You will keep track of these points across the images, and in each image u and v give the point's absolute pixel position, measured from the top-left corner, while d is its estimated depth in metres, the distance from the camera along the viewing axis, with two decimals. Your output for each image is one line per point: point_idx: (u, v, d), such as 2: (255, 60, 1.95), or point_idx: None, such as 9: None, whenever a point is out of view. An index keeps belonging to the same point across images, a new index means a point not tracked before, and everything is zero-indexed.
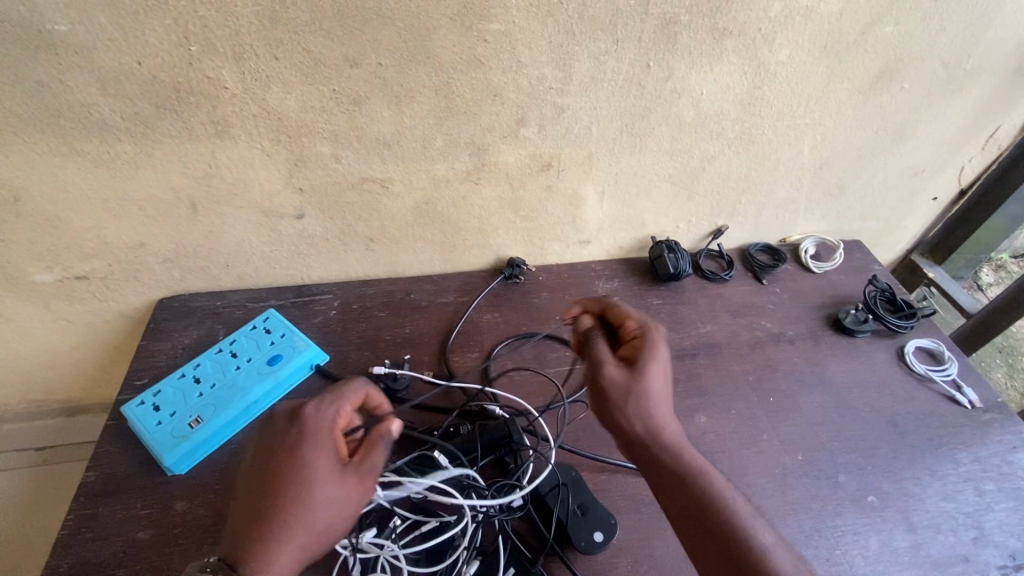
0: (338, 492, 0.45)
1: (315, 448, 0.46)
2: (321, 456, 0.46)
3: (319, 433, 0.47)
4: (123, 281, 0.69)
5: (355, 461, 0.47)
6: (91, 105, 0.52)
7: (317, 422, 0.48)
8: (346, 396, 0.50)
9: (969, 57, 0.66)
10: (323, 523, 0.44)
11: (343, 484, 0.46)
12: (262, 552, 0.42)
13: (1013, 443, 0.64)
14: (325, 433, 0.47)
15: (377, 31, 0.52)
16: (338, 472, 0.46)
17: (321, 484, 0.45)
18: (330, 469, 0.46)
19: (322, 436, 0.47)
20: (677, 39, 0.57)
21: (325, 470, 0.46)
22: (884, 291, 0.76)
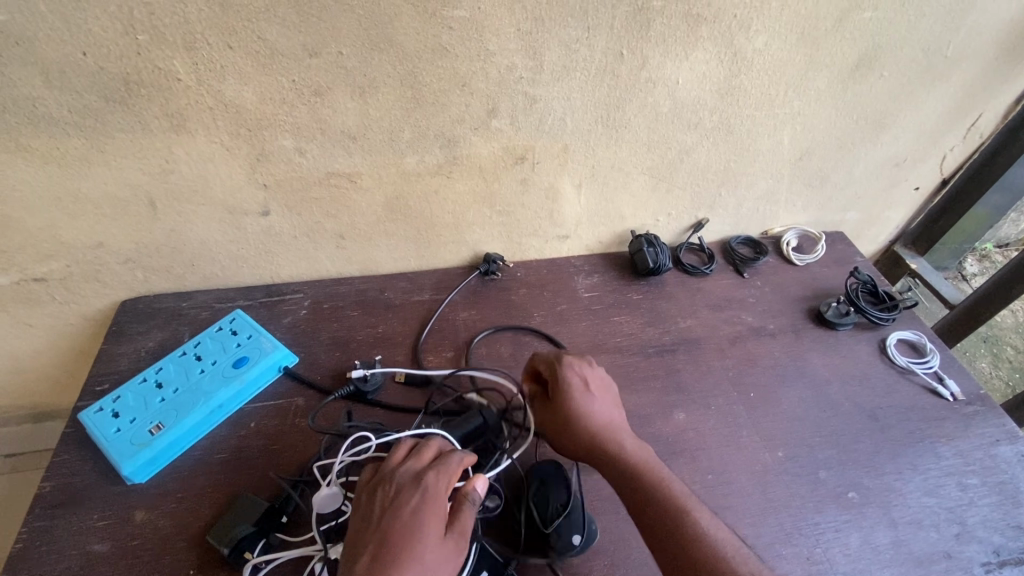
0: (442, 559, 0.43)
1: (426, 513, 0.44)
2: (430, 524, 0.44)
3: (432, 500, 0.45)
4: (83, 283, 0.67)
5: (451, 530, 0.44)
6: (35, 99, 0.50)
7: (430, 489, 0.45)
8: (459, 467, 0.47)
9: (949, 45, 0.65)
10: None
11: (441, 553, 0.43)
12: None
13: (996, 436, 0.63)
14: (439, 500, 0.45)
15: (337, 19, 0.49)
16: (441, 540, 0.43)
17: (427, 551, 0.42)
18: (434, 535, 0.43)
19: (434, 505, 0.45)
20: (651, 26, 0.55)
21: (431, 535, 0.43)
22: (865, 283, 0.75)
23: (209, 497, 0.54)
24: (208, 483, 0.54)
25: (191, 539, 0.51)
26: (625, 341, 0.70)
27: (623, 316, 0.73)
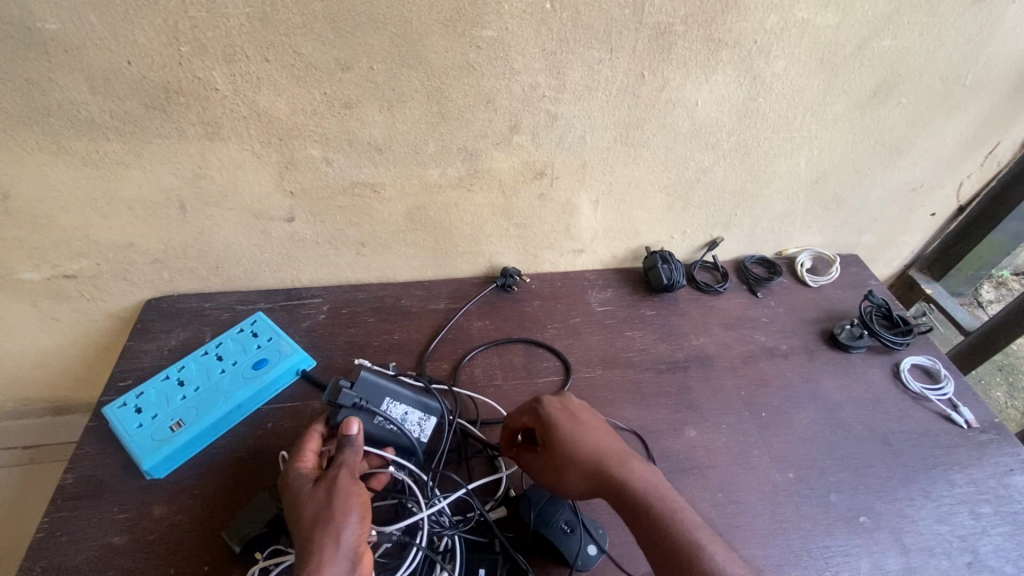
0: (321, 505, 0.44)
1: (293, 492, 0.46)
2: (304, 493, 0.46)
3: (294, 479, 0.47)
4: (112, 280, 0.69)
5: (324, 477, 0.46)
6: (79, 104, 0.52)
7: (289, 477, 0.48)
8: (303, 445, 0.50)
9: (967, 73, 0.65)
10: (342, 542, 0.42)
11: (322, 497, 0.45)
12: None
13: (1010, 465, 0.63)
14: (299, 476, 0.47)
15: (370, 35, 0.51)
16: (314, 494, 0.45)
17: (305, 509, 0.44)
18: (310, 490, 0.46)
19: (298, 480, 0.47)
20: (672, 50, 0.57)
21: (304, 496, 0.45)
22: (880, 306, 0.75)
23: (225, 494, 0.55)
24: (224, 481, 0.56)
25: (206, 534, 0.52)
26: (637, 357, 0.71)
27: (636, 331, 0.74)
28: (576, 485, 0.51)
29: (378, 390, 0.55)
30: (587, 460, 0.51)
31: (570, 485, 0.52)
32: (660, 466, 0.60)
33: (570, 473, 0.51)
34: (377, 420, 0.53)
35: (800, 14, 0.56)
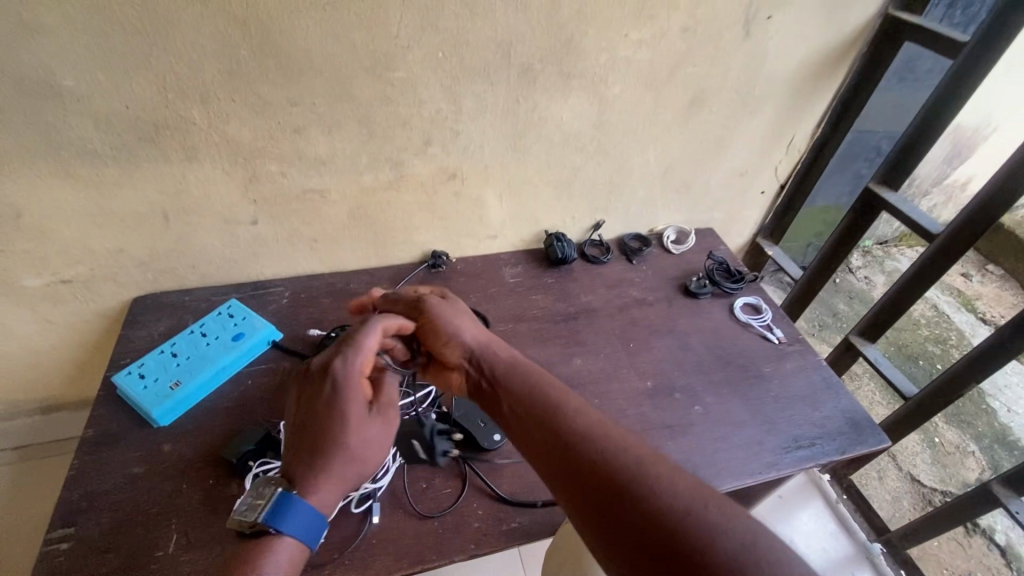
0: (373, 432, 0.59)
1: (350, 395, 0.59)
2: (358, 402, 0.59)
3: (354, 387, 0.60)
4: (103, 282, 0.84)
5: (379, 405, 0.61)
6: (86, 140, 0.68)
7: (344, 370, 0.60)
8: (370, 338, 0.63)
9: (755, 87, 0.90)
10: (365, 460, 0.58)
11: (376, 424, 0.60)
12: (325, 478, 0.55)
13: (804, 366, 0.88)
14: (358, 385, 0.60)
15: (310, 80, 0.70)
16: (370, 417, 0.59)
17: (365, 432, 0.58)
18: (366, 413, 0.59)
19: (356, 388, 0.60)
20: (536, 81, 0.78)
21: (365, 417, 0.59)
22: (720, 264, 1.01)
23: (220, 431, 0.71)
24: (219, 423, 0.72)
25: (209, 458, 0.68)
26: (539, 312, 0.92)
27: (539, 295, 0.95)
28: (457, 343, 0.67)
29: None
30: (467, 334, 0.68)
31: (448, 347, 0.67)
32: None
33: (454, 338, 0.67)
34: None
35: (623, 54, 0.79)
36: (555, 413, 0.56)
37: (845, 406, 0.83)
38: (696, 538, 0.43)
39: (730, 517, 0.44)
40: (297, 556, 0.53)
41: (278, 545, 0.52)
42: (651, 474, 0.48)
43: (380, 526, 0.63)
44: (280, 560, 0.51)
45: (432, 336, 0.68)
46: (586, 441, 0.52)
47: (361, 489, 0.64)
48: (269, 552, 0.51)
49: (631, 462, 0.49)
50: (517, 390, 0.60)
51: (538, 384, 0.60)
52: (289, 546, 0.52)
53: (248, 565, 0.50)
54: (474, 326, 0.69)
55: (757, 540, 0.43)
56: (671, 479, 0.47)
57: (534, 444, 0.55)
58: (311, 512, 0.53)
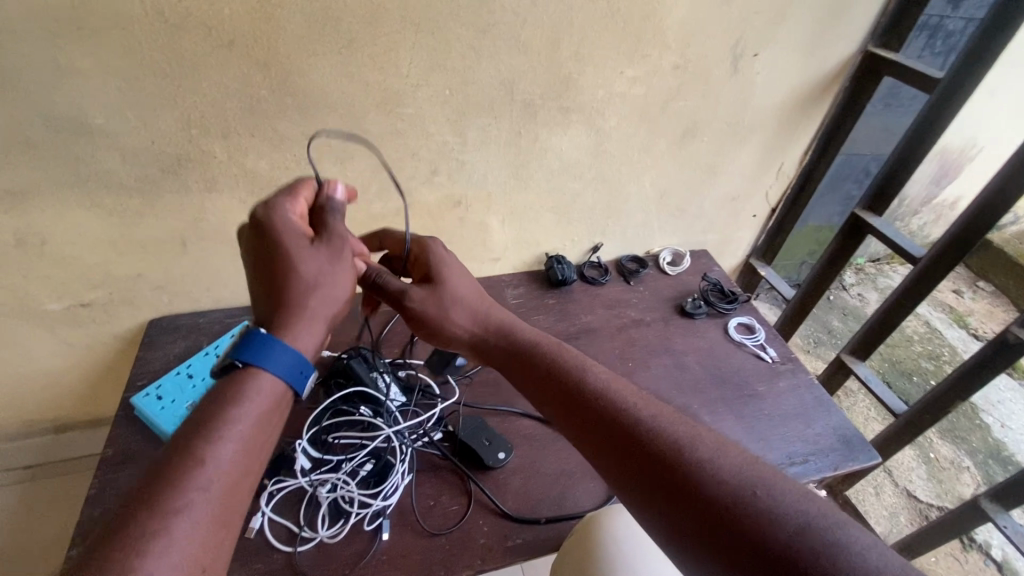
0: (318, 266, 0.57)
1: (288, 237, 0.56)
2: (294, 244, 0.56)
3: (284, 231, 0.57)
4: (121, 305, 0.87)
5: (320, 241, 0.58)
6: (112, 172, 0.72)
7: (281, 212, 0.58)
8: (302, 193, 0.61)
9: (745, 117, 0.95)
10: (328, 312, 0.57)
11: (318, 256, 0.57)
12: (285, 323, 0.54)
13: (797, 384, 0.91)
14: (291, 228, 0.57)
15: (325, 117, 0.74)
16: (310, 252, 0.57)
17: (303, 265, 0.56)
18: (303, 249, 0.57)
19: (288, 228, 0.57)
20: (537, 115, 0.83)
21: (300, 252, 0.56)
22: (714, 285, 1.05)
23: None
24: None
25: None
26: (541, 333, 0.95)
27: (541, 315, 0.98)
28: (459, 322, 0.66)
29: (375, 360, 0.81)
30: (472, 306, 0.66)
31: (450, 322, 0.65)
32: None
33: (460, 313, 0.66)
34: (369, 374, 0.78)
35: (619, 90, 0.84)
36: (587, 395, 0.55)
37: (836, 423, 0.86)
38: (750, 523, 0.40)
39: (778, 500, 0.41)
40: (281, 396, 0.51)
41: (256, 381, 0.50)
42: (695, 462, 0.45)
43: (390, 542, 0.66)
44: (257, 408, 0.49)
45: (438, 304, 0.65)
46: (629, 424, 0.51)
47: (370, 507, 0.67)
48: (245, 392, 0.49)
49: (676, 445, 0.47)
50: (551, 374, 0.59)
51: (572, 365, 0.59)
52: (268, 381, 0.50)
53: (224, 414, 0.47)
54: (483, 296, 0.67)
55: (811, 520, 0.40)
56: (719, 461, 0.45)
57: (577, 429, 0.54)
58: (296, 353, 0.53)
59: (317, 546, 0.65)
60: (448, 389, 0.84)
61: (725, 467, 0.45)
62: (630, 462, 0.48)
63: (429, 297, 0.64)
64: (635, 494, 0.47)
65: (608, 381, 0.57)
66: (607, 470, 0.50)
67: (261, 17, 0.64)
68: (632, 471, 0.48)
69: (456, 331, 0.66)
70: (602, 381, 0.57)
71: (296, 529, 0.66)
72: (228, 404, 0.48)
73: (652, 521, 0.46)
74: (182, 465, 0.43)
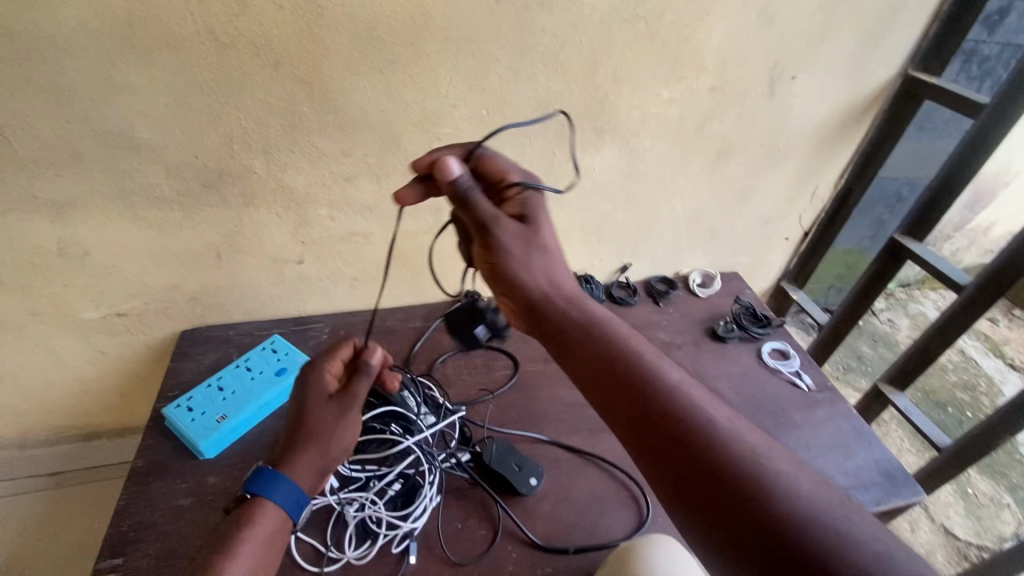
0: (326, 419, 0.59)
1: (315, 388, 0.61)
2: (319, 391, 0.61)
3: (316, 378, 0.61)
4: (155, 316, 0.88)
5: (340, 397, 0.60)
6: (156, 186, 0.74)
7: (317, 372, 0.62)
8: (341, 352, 0.64)
9: (780, 140, 0.94)
10: (328, 456, 0.58)
11: (330, 412, 0.59)
12: (290, 461, 0.57)
13: (834, 413, 0.88)
14: (322, 371, 0.62)
15: (364, 135, 0.75)
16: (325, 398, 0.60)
17: (318, 418, 0.59)
18: (321, 401, 0.60)
19: (318, 387, 0.61)
20: (571, 135, 0.83)
21: (317, 402, 0.60)
22: (747, 308, 1.02)
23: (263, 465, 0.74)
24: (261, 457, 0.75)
25: None
26: None
27: None
28: (533, 277, 0.58)
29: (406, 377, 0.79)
30: (549, 265, 0.59)
31: (523, 272, 0.57)
32: (586, 426, 0.82)
33: (536, 269, 0.58)
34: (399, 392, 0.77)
35: (654, 111, 0.83)
36: (657, 388, 0.49)
37: (877, 456, 0.83)
38: (829, 548, 0.38)
39: (856, 525, 0.40)
40: (281, 528, 0.55)
41: (260, 513, 0.54)
42: (774, 474, 0.43)
43: (417, 566, 0.64)
44: (262, 536, 0.53)
45: (525, 245, 0.57)
46: (696, 427, 0.46)
47: (398, 529, 0.66)
48: (258, 517, 0.54)
49: (746, 458, 0.44)
50: (614, 356, 0.52)
51: (640, 350, 0.53)
52: (271, 512, 0.54)
53: (233, 543, 0.52)
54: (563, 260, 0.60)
55: (894, 552, 0.38)
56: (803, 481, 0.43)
57: (637, 423, 0.49)
58: (292, 485, 0.55)
59: (345, 567, 0.64)
60: (477, 410, 0.83)
61: (801, 489, 0.42)
62: (693, 466, 0.45)
63: (520, 236, 0.57)
64: (693, 506, 0.44)
65: (681, 380, 0.51)
66: (666, 475, 0.46)
67: (307, 38, 0.65)
68: (694, 481, 0.44)
69: (527, 283, 0.57)
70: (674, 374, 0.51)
71: (324, 548, 0.65)
72: (242, 527, 0.53)
73: (703, 539, 0.44)
74: (204, 573, 0.50)
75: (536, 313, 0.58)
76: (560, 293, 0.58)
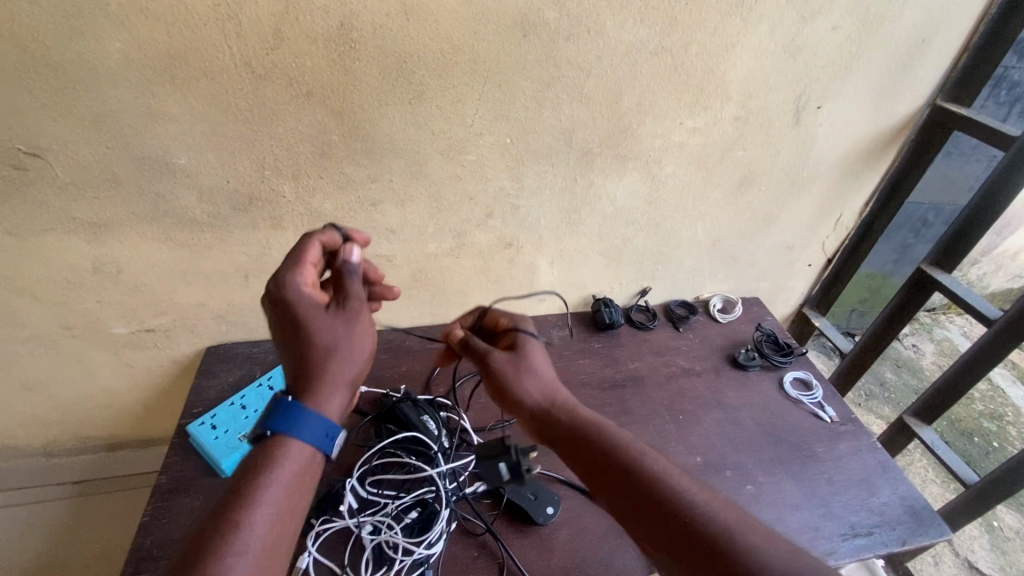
0: (336, 335, 0.60)
1: (305, 305, 0.59)
2: (310, 306, 0.59)
3: (297, 293, 0.59)
4: (182, 332, 0.90)
5: (336, 304, 0.60)
6: (189, 208, 0.76)
7: (294, 288, 0.59)
8: (308, 258, 0.61)
9: (804, 169, 0.93)
10: (351, 372, 0.60)
11: (331, 324, 0.59)
12: (311, 389, 0.57)
13: (858, 447, 0.86)
14: (304, 288, 0.60)
15: (391, 161, 0.76)
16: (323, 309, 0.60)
17: (319, 337, 0.59)
18: (319, 313, 0.59)
19: (303, 300, 0.59)
20: (594, 163, 0.83)
21: (320, 321, 0.59)
22: (768, 335, 1.02)
23: None
24: None
25: None
26: (587, 378, 0.93)
27: (587, 359, 0.97)
28: (532, 389, 0.63)
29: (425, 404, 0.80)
30: (543, 378, 0.65)
31: (519, 388, 0.63)
32: None
33: (530, 381, 0.64)
34: (419, 417, 0.78)
35: (677, 139, 0.84)
36: (650, 482, 0.53)
37: (903, 493, 0.81)
38: None
39: None
40: (312, 459, 0.56)
41: (286, 451, 0.55)
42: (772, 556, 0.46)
43: None
44: (291, 470, 0.54)
45: (517, 366, 0.65)
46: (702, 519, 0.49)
47: (413, 555, 0.65)
48: (282, 458, 0.54)
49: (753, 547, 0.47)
50: (612, 456, 0.56)
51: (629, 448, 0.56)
52: (300, 448, 0.55)
53: (259, 480, 0.52)
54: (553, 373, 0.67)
55: None
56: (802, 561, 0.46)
57: (640, 522, 0.51)
58: (322, 419, 0.56)
59: None
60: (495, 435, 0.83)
61: (801, 561, 0.46)
62: (710, 565, 0.46)
63: (511, 360, 0.65)
64: None
65: (673, 472, 0.54)
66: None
67: (339, 69, 0.67)
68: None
69: (525, 397, 0.63)
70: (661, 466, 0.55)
71: (339, 571, 0.65)
72: (266, 473, 0.53)
73: None
74: (231, 523, 0.49)
75: (540, 424, 0.61)
76: (557, 403, 0.62)
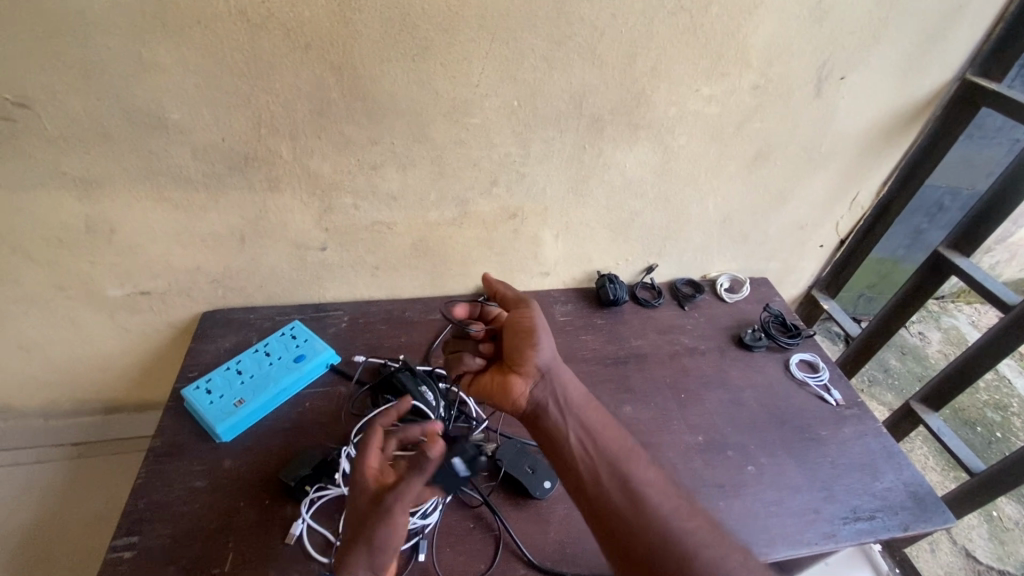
0: (386, 518, 0.52)
1: (367, 482, 0.54)
2: (372, 481, 0.54)
3: (362, 469, 0.55)
4: (177, 296, 0.89)
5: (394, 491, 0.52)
6: (182, 166, 0.73)
7: (366, 462, 0.55)
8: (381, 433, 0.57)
9: (822, 144, 0.90)
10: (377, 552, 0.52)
11: (381, 511, 0.51)
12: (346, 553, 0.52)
13: (863, 431, 0.85)
14: (369, 462, 0.55)
15: (392, 123, 0.73)
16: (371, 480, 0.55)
17: (360, 504, 0.53)
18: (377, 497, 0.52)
19: (365, 475, 0.54)
20: (604, 130, 0.80)
21: (369, 496, 0.53)
22: (776, 317, 0.99)
23: (279, 452, 0.74)
24: (277, 443, 0.75)
25: (268, 478, 0.71)
26: (589, 354, 0.92)
27: (590, 335, 0.95)
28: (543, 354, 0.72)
29: (423, 375, 0.79)
30: (552, 347, 0.73)
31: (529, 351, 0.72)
32: None
33: (544, 349, 0.72)
34: (418, 387, 0.77)
35: (692, 107, 0.80)
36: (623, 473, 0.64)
37: (907, 478, 0.79)
38: None
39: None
40: None
41: None
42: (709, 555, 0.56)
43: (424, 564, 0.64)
44: None
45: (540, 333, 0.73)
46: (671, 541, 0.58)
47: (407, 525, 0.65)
48: None
49: (701, 557, 0.56)
50: (595, 441, 0.67)
51: (613, 441, 0.67)
52: None
53: None
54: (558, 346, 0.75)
55: None
56: (733, 561, 0.56)
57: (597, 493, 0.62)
58: None
59: None
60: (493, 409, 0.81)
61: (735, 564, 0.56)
62: (648, 543, 0.58)
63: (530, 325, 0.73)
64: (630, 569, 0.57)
65: (647, 474, 0.64)
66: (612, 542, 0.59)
67: (339, 21, 0.64)
68: (645, 554, 0.57)
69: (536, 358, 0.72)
70: (637, 463, 0.65)
71: (333, 539, 0.65)
72: None
73: None
74: None
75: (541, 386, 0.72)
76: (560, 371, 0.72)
